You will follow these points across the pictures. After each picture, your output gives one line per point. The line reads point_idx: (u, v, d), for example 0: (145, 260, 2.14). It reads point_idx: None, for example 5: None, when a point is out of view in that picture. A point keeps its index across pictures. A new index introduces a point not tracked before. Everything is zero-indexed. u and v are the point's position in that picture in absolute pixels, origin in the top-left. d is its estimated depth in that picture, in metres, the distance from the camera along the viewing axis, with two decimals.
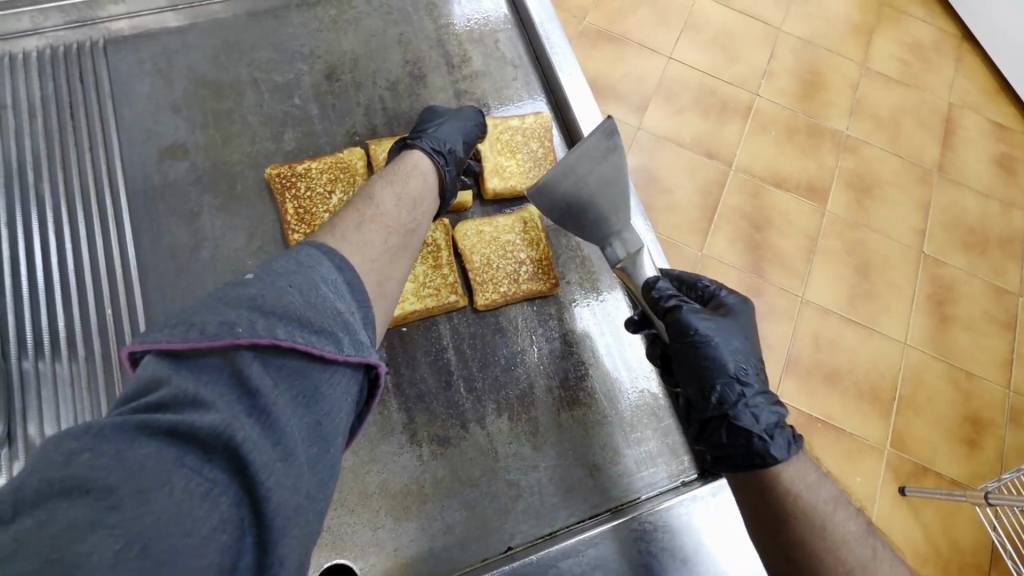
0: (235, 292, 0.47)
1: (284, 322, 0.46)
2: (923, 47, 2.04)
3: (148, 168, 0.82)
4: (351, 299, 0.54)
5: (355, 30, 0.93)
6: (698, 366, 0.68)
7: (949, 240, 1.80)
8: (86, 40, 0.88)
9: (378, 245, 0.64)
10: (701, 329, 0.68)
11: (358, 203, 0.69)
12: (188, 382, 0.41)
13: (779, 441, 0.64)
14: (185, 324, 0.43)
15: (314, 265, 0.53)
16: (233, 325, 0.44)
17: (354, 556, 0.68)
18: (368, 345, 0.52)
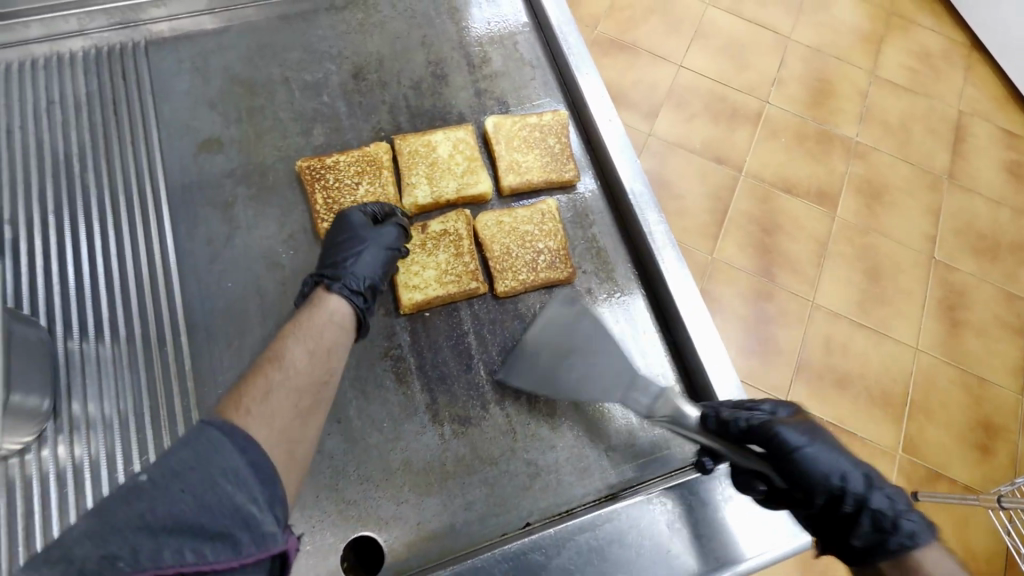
0: (121, 510, 0.46)
1: (177, 534, 0.46)
2: (932, 56, 2.07)
3: (185, 161, 0.86)
4: (254, 482, 0.51)
5: (381, 33, 0.98)
6: (807, 487, 0.62)
7: (960, 246, 1.81)
8: (129, 41, 0.93)
9: (288, 411, 0.60)
10: (795, 443, 0.63)
11: (266, 364, 0.63)
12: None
13: (914, 518, 0.59)
14: (68, 558, 0.43)
15: (209, 454, 0.50)
16: (116, 558, 0.43)
17: (379, 528, 0.71)
18: (276, 530, 0.50)
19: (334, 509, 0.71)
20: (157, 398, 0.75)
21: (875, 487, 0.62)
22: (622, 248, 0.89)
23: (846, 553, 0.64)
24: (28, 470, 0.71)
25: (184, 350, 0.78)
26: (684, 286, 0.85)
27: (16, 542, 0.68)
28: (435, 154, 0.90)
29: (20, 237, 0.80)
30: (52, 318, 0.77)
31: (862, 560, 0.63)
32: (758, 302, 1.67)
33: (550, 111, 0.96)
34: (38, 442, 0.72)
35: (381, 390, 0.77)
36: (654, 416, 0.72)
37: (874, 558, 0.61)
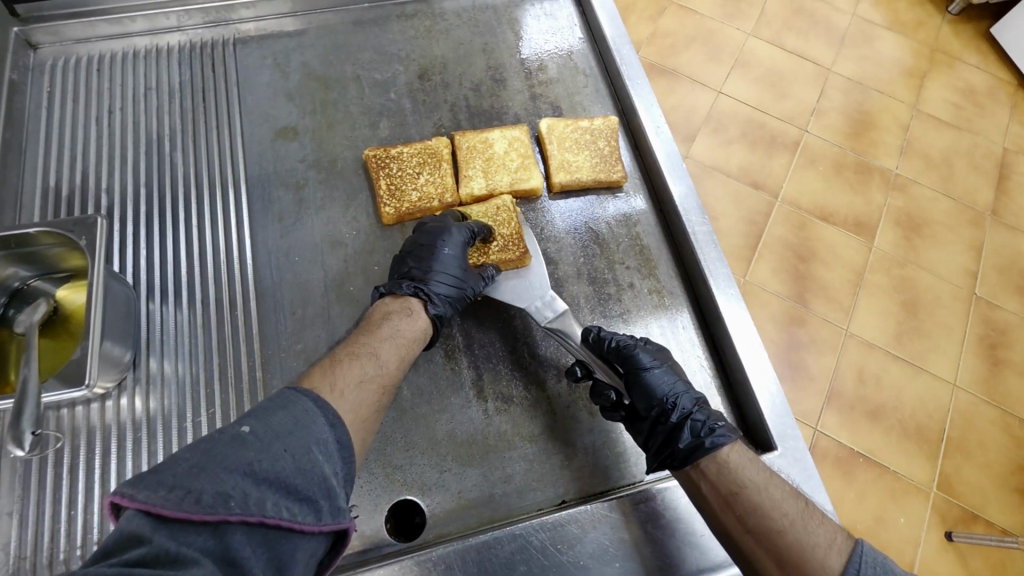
0: (231, 453, 0.51)
1: (273, 489, 0.51)
2: (977, 93, 2.07)
3: (264, 145, 0.94)
4: (337, 455, 0.59)
5: (446, 39, 1.06)
6: (645, 393, 0.75)
7: (1002, 284, 1.78)
8: (219, 38, 1.02)
9: (372, 404, 0.67)
10: (643, 359, 0.77)
11: (361, 355, 0.71)
12: (169, 541, 0.43)
13: (721, 430, 0.73)
14: (183, 488, 0.46)
15: (309, 424, 0.58)
16: (228, 497, 0.47)
17: (422, 493, 0.74)
18: (347, 509, 0.56)
19: (381, 472, 0.75)
20: (225, 357, 0.81)
21: (700, 409, 0.76)
22: (665, 249, 0.93)
23: (675, 462, 0.73)
24: (106, 416, 0.76)
25: (252, 315, 0.84)
26: (724, 287, 0.88)
27: (91, 482, 0.73)
28: (490, 155, 0.96)
29: (114, 205, 0.88)
30: (137, 279, 0.84)
31: (687, 465, 0.72)
32: (791, 325, 1.67)
33: (600, 117, 1.01)
34: (117, 390, 0.78)
35: (430, 362, 0.82)
36: (549, 324, 0.81)
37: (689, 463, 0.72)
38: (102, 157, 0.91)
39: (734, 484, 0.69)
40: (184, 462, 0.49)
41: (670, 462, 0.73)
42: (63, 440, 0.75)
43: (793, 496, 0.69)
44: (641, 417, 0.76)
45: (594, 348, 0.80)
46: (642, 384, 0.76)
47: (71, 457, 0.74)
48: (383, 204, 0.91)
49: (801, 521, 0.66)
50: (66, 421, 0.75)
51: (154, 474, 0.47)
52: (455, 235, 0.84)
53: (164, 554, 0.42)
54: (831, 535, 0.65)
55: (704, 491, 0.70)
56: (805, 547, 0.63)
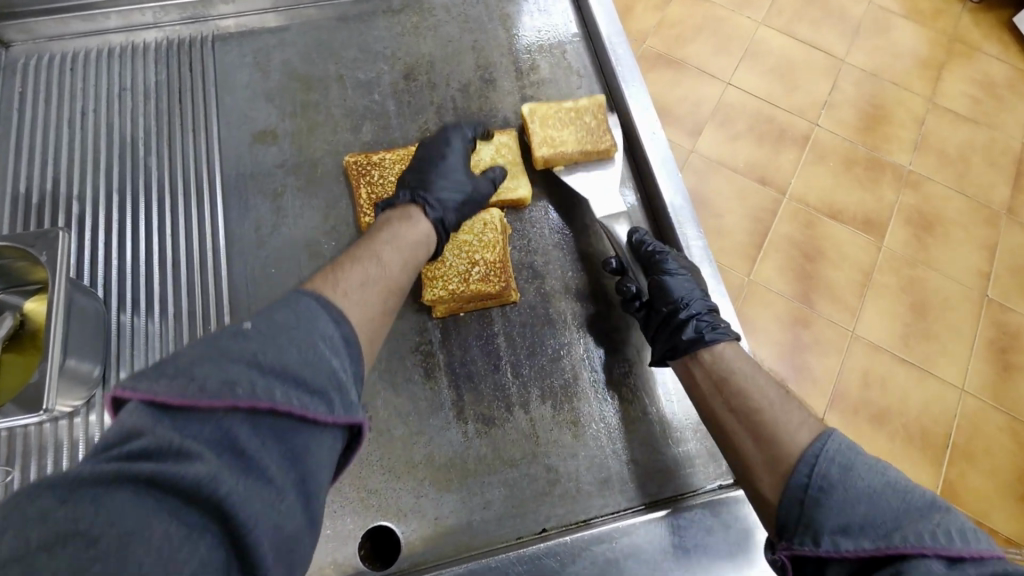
0: (234, 346, 0.50)
1: (281, 380, 0.50)
2: (995, 86, 1.98)
3: (242, 149, 0.90)
4: (346, 353, 0.56)
5: (434, 36, 1.01)
6: (663, 287, 0.81)
7: (1015, 286, 1.71)
8: (198, 35, 0.98)
9: (377, 309, 0.66)
10: (670, 264, 0.84)
11: (364, 260, 0.70)
12: (171, 434, 0.43)
13: (721, 329, 0.79)
14: (185, 377, 0.46)
15: (313, 321, 0.56)
16: (234, 385, 0.47)
17: (397, 520, 0.72)
18: (359, 404, 0.54)
19: (357, 496, 0.73)
20: None
21: (707, 314, 0.81)
22: None
23: (673, 355, 0.77)
24: (75, 434, 0.74)
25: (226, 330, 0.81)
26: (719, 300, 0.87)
27: None
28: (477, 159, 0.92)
29: (85, 213, 0.85)
30: (109, 292, 0.81)
31: (683, 356, 0.76)
32: (794, 328, 1.62)
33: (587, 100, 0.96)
34: (87, 407, 0.75)
35: (409, 383, 0.78)
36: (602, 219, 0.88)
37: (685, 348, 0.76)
38: (74, 160, 0.88)
39: (729, 374, 0.74)
40: (189, 353, 0.49)
41: (672, 354, 0.77)
42: (31, 459, 0.73)
43: (780, 391, 0.72)
44: (654, 313, 0.81)
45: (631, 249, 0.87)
46: (661, 282, 0.82)
47: (38, 476, 0.72)
48: (364, 214, 0.87)
49: (780, 406, 0.69)
50: (34, 438, 0.73)
51: (156, 368, 0.47)
52: (451, 147, 0.87)
53: (165, 445, 0.42)
54: (807, 420, 0.67)
55: (695, 374, 0.76)
56: (779, 424, 0.67)
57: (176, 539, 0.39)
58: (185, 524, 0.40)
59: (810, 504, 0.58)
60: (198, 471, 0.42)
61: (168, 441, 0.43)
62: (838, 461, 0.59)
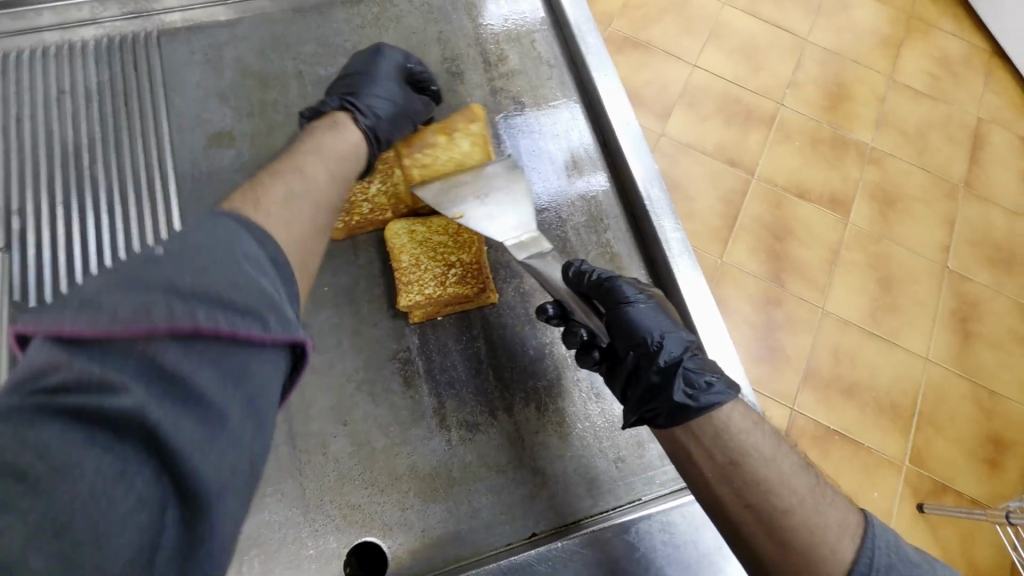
0: (149, 273, 0.46)
1: (203, 300, 0.46)
2: (952, 62, 2.02)
3: (196, 153, 0.85)
4: (273, 273, 0.54)
5: (396, 27, 0.96)
6: (626, 331, 0.71)
7: (974, 257, 1.76)
8: (141, 31, 0.91)
9: (304, 226, 0.67)
10: (628, 296, 0.72)
11: (288, 176, 0.71)
12: (90, 366, 0.40)
13: (716, 386, 0.67)
14: (95, 307, 0.43)
15: (234, 242, 0.53)
16: (150, 307, 0.43)
17: (383, 534, 0.70)
18: (298, 322, 0.51)
19: (339, 513, 0.70)
20: None
21: (691, 355, 0.70)
22: (636, 252, 0.88)
23: (661, 420, 0.68)
24: None
25: None
26: (697, 290, 0.85)
27: None
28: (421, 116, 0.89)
29: (28, 228, 0.79)
30: None
31: (675, 424, 0.67)
32: (767, 307, 1.64)
33: (544, 116, 0.94)
34: None
35: (388, 392, 0.76)
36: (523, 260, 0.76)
37: (672, 416, 0.67)
38: (11, 170, 0.82)
39: (731, 452, 0.64)
40: (102, 285, 0.45)
41: (652, 416, 0.69)
42: None
43: (801, 470, 0.66)
44: (619, 359, 0.71)
45: (574, 284, 0.75)
46: (625, 321, 0.71)
47: None
48: None
49: (811, 500, 0.62)
50: None
51: (72, 303, 0.43)
52: (396, 84, 0.87)
53: (84, 380, 0.39)
54: (843, 516, 0.62)
55: (692, 452, 0.66)
56: (811, 526, 0.61)
57: (108, 478, 0.38)
58: (120, 461, 0.38)
59: None
60: (128, 399, 0.39)
61: (88, 370, 0.40)
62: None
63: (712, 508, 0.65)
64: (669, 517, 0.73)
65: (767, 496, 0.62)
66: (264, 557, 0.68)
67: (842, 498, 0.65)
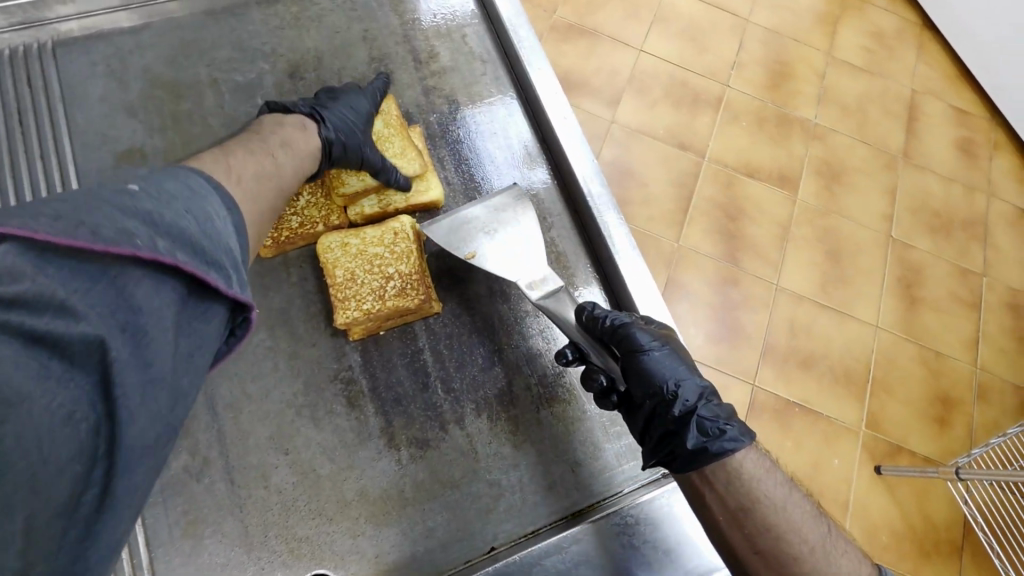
0: (123, 203, 0.46)
1: (178, 242, 0.47)
2: (886, 36, 2.07)
3: (104, 174, 0.79)
4: (237, 240, 0.55)
5: (318, 27, 0.91)
6: (643, 379, 0.70)
7: (915, 225, 1.82)
8: (33, 42, 0.84)
9: (268, 205, 0.65)
10: (643, 342, 0.71)
11: (257, 152, 0.68)
12: (55, 284, 0.39)
13: (731, 433, 0.67)
14: (65, 221, 0.41)
15: (204, 197, 0.53)
16: (127, 234, 0.43)
17: (334, 565, 0.67)
18: (250, 288, 0.51)
19: (285, 548, 0.67)
20: None
21: (705, 402, 0.70)
22: (582, 249, 0.86)
23: (674, 464, 0.69)
24: None
25: None
26: (643, 285, 0.84)
27: None
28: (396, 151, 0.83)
29: None
30: None
31: (688, 470, 0.68)
32: (724, 288, 1.66)
33: (483, 113, 0.91)
34: None
35: (331, 415, 0.72)
36: (540, 300, 0.75)
37: (691, 462, 0.67)
38: None
39: (744, 498, 0.65)
40: (63, 199, 0.44)
41: (669, 460, 0.69)
42: None
43: (813, 519, 0.67)
44: (637, 405, 0.71)
45: (587, 328, 0.74)
46: (640, 368, 0.71)
47: None
48: None
49: (822, 549, 0.64)
50: None
51: (24, 208, 0.41)
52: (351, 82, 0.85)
53: (48, 297, 0.39)
54: (854, 566, 0.65)
55: (707, 497, 0.67)
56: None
57: (55, 417, 0.38)
58: (69, 402, 0.39)
59: None
60: (92, 328, 0.40)
61: (53, 290, 0.39)
62: None
63: (727, 552, 0.66)
64: (627, 520, 0.71)
65: (784, 547, 0.64)
66: None
67: (856, 551, 0.67)
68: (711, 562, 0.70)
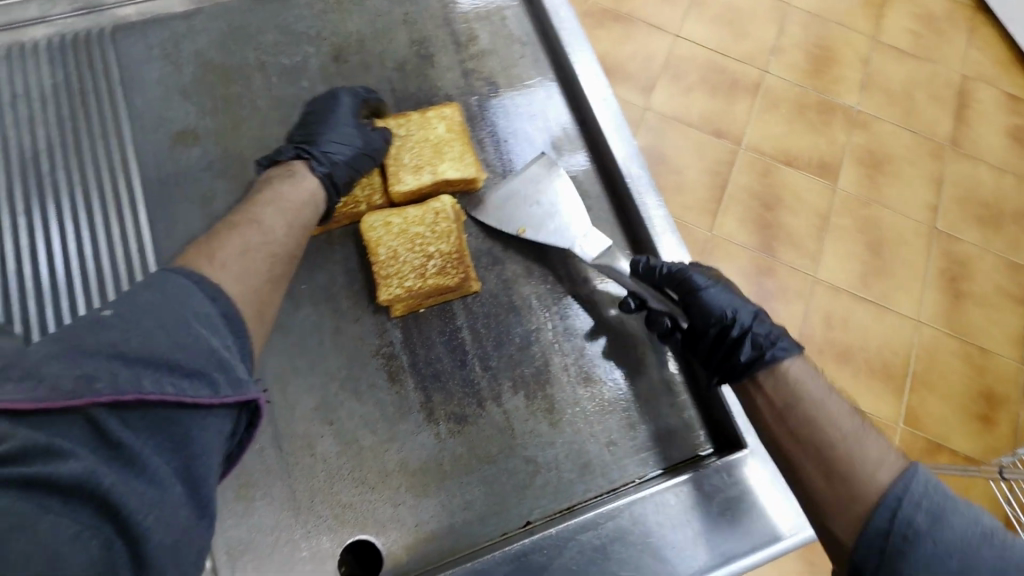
0: (95, 339, 0.48)
1: (149, 366, 0.48)
2: (936, 19, 1.98)
3: (160, 155, 0.82)
4: (226, 332, 0.55)
5: (361, 11, 0.93)
6: (698, 308, 0.76)
7: (963, 216, 1.75)
8: (93, 28, 0.87)
9: (261, 273, 0.66)
10: (697, 279, 0.77)
11: (242, 226, 0.69)
12: (39, 435, 0.42)
13: (781, 343, 0.73)
14: (37, 378, 0.44)
15: (182, 299, 0.54)
16: (93, 378, 0.45)
17: (376, 531, 0.69)
18: (251, 378, 0.53)
19: (330, 513, 0.69)
20: None
21: (758, 322, 0.75)
22: (620, 232, 0.87)
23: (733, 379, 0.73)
24: None
25: None
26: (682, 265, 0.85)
27: None
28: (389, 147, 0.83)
29: None
30: (28, 325, 0.74)
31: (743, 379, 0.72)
32: (759, 279, 1.63)
33: (524, 97, 0.91)
34: None
35: (373, 389, 0.75)
36: (595, 263, 0.78)
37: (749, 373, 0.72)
38: None
39: (788, 402, 0.69)
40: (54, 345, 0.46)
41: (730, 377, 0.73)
42: None
43: (855, 418, 0.67)
44: (699, 336, 0.75)
45: (643, 277, 0.79)
46: (698, 304, 0.76)
47: None
48: None
49: (856, 438, 0.64)
50: None
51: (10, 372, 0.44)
52: (341, 101, 0.82)
53: (34, 445, 0.41)
54: (886, 454, 0.62)
55: (761, 409, 0.71)
56: (856, 461, 0.62)
57: (67, 536, 0.39)
58: (75, 525, 0.40)
59: (893, 554, 0.55)
60: (77, 470, 0.41)
61: (35, 439, 0.41)
62: (925, 506, 0.56)
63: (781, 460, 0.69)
64: (663, 504, 0.71)
65: (823, 441, 0.65)
66: (257, 562, 0.67)
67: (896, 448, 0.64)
68: (751, 543, 0.70)
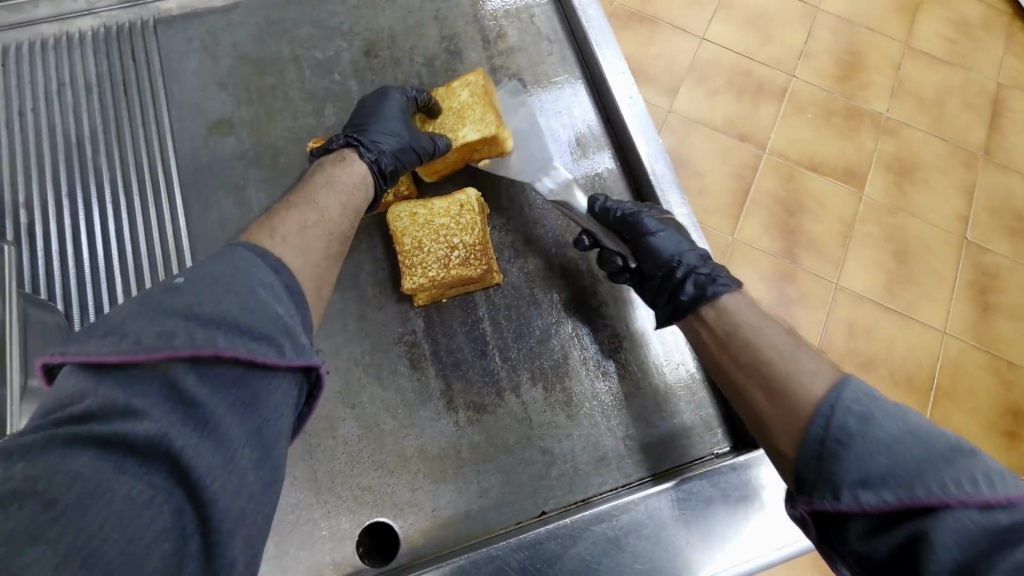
0: (170, 300, 0.47)
1: (222, 327, 0.47)
2: (971, 25, 1.94)
3: (197, 143, 0.85)
4: (289, 301, 0.54)
5: (393, 7, 0.95)
6: (648, 249, 0.78)
7: (994, 227, 1.71)
8: (136, 20, 0.91)
9: (320, 249, 0.65)
10: (649, 222, 0.79)
11: (299, 203, 0.68)
12: (114, 394, 0.42)
13: (722, 280, 0.74)
14: (120, 333, 0.44)
15: (247, 269, 0.52)
16: (170, 334, 0.45)
17: (394, 515, 0.71)
18: (313, 347, 0.52)
19: (350, 495, 0.71)
20: None
21: (705, 265, 0.77)
22: None
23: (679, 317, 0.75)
24: None
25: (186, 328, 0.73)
26: None
27: None
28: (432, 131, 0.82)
29: (34, 222, 0.80)
30: (69, 303, 0.77)
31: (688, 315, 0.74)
32: (780, 284, 1.62)
33: (551, 93, 0.92)
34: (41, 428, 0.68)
35: (395, 376, 0.76)
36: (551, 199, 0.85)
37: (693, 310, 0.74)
38: (20, 165, 0.83)
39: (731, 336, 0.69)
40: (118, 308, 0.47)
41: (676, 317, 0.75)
42: None
43: (794, 345, 0.66)
44: (648, 278, 0.78)
45: (599, 218, 0.82)
46: (648, 246, 0.78)
47: None
48: None
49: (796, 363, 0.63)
50: None
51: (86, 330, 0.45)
52: (392, 97, 0.82)
53: (109, 405, 0.41)
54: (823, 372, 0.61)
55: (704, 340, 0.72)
56: (791, 380, 0.62)
57: (136, 504, 0.39)
58: (148, 488, 0.40)
59: (830, 459, 0.53)
60: (148, 432, 0.41)
61: (112, 400, 0.41)
62: (855, 411, 0.55)
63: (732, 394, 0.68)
64: (680, 500, 0.71)
65: (767, 368, 0.64)
66: (279, 539, 0.69)
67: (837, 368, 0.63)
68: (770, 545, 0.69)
